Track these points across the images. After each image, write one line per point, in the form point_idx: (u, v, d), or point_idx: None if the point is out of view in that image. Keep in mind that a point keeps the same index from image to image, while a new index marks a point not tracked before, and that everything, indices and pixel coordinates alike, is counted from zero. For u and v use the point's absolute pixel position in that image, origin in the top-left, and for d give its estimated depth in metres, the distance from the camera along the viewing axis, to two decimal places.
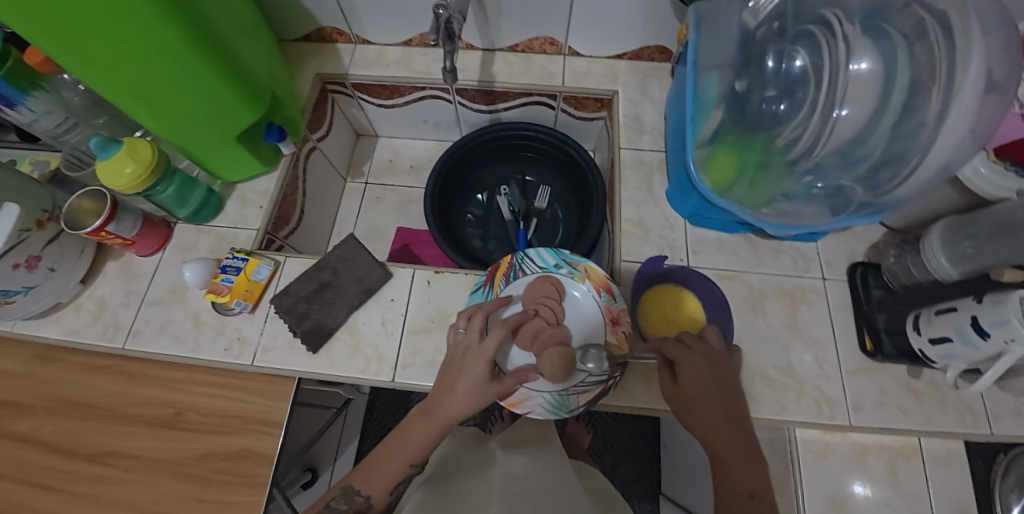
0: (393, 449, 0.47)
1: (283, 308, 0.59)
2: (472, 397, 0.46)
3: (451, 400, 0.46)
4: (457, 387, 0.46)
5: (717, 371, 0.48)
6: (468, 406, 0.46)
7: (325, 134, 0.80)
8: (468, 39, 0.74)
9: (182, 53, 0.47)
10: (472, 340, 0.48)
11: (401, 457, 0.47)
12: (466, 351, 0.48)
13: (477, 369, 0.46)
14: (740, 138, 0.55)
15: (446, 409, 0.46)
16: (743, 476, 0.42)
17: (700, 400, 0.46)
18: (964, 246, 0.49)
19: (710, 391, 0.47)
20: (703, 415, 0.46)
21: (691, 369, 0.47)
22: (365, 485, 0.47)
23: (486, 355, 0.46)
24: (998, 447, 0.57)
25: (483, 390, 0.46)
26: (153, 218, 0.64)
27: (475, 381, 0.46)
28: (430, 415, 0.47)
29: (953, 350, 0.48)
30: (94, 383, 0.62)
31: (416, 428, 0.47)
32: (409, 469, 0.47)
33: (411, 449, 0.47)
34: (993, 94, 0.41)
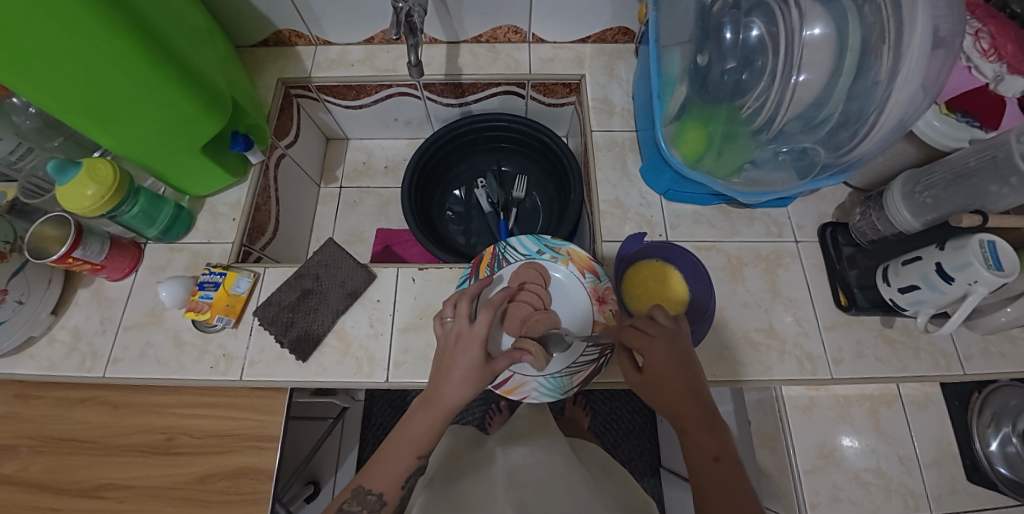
0: (396, 443, 0.44)
1: (267, 319, 0.57)
2: (471, 382, 0.43)
3: (450, 385, 0.43)
4: (453, 374, 0.43)
5: (677, 343, 0.44)
6: (470, 391, 0.43)
7: (294, 140, 0.79)
8: (431, 33, 0.73)
9: (135, 63, 0.45)
10: (462, 326, 0.45)
11: (405, 451, 0.43)
12: (456, 337, 0.45)
13: (471, 354, 0.43)
14: (704, 110, 0.57)
15: (446, 395, 0.43)
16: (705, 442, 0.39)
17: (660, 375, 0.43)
18: (924, 197, 0.50)
19: (668, 364, 0.43)
20: (662, 389, 0.43)
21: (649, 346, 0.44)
22: (374, 483, 0.43)
23: (480, 338, 0.44)
24: (971, 387, 0.61)
25: (483, 373, 0.44)
26: (121, 240, 0.61)
27: (472, 366, 0.43)
28: (429, 403, 0.44)
29: (920, 296, 0.50)
30: (76, 417, 0.60)
31: (416, 419, 0.44)
32: (419, 461, 0.44)
33: (417, 439, 0.43)
34: (941, 49, 0.44)
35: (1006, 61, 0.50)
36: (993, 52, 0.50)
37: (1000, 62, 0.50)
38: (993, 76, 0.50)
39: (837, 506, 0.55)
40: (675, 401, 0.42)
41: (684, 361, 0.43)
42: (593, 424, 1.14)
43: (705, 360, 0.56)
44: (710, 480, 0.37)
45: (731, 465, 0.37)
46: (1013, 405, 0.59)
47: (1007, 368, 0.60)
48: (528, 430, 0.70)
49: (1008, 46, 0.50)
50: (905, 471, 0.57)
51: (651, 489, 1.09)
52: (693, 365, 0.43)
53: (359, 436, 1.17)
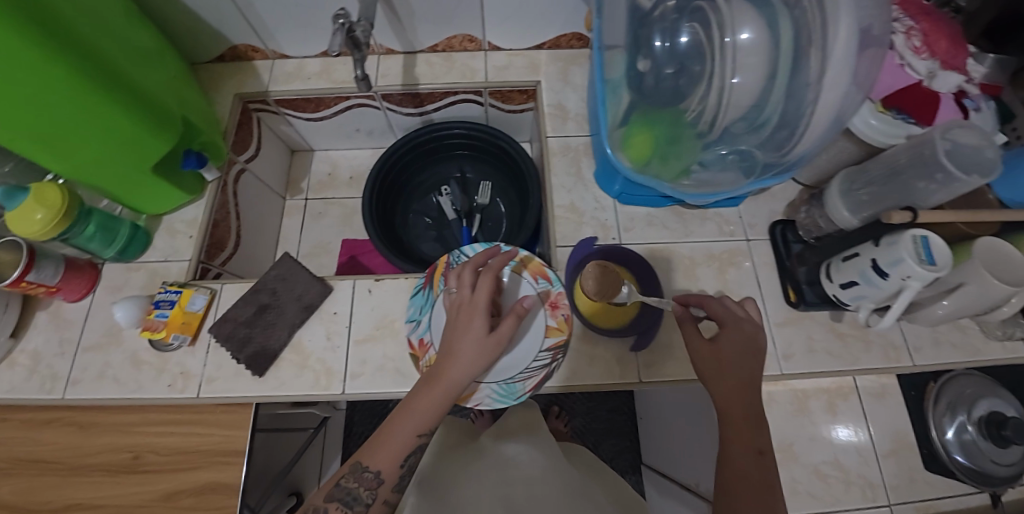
0: (397, 420, 0.43)
1: (222, 336, 0.58)
2: (474, 354, 0.44)
3: (456, 358, 0.44)
4: (457, 347, 0.44)
5: (750, 337, 0.47)
6: (473, 364, 0.44)
7: (254, 154, 0.79)
8: (386, 44, 0.74)
9: (79, 92, 0.46)
10: (465, 295, 0.47)
11: (407, 427, 0.43)
12: (460, 308, 0.47)
13: (474, 323, 0.45)
14: (650, 115, 0.55)
15: (452, 369, 0.43)
16: (752, 433, 0.42)
17: (728, 362, 0.46)
18: (861, 194, 0.51)
19: (740, 359, 0.46)
20: (724, 375, 0.45)
21: (734, 333, 0.47)
22: (373, 460, 0.42)
23: (480, 305, 0.46)
24: (927, 377, 0.63)
25: (485, 344, 0.44)
26: (77, 261, 0.61)
27: (474, 337, 0.44)
28: (434, 379, 0.44)
29: (862, 291, 0.51)
30: (43, 438, 0.59)
31: (420, 395, 0.44)
32: (418, 440, 0.43)
33: (418, 417, 0.43)
34: (871, 48, 0.47)
35: (939, 57, 0.51)
36: (926, 49, 0.51)
37: (933, 59, 0.51)
38: (927, 73, 0.52)
39: (797, 499, 0.56)
40: (734, 391, 0.44)
41: (751, 359, 0.46)
42: (573, 425, 1.15)
43: (659, 361, 0.57)
44: (755, 468, 0.40)
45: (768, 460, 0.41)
46: (967, 393, 0.60)
47: (957, 357, 0.61)
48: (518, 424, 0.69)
49: (940, 42, 0.51)
50: (863, 462, 0.58)
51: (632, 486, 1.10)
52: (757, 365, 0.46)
53: (341, 446, 1.17)
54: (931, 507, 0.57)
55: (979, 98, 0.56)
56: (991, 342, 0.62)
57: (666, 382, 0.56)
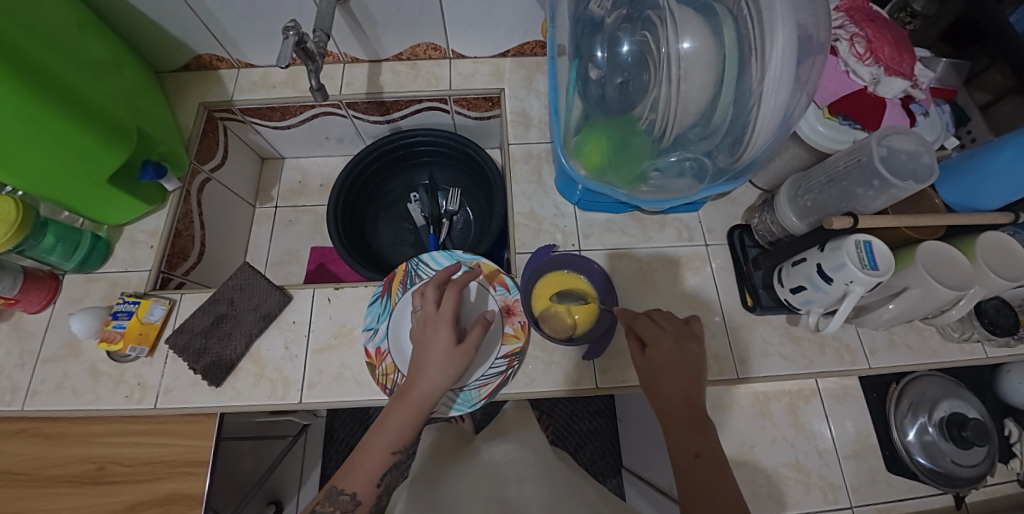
0: (373, 438, 0.44)
1: (179, 347, 0.58)
2: (443, 365, 0.45)
3: (426, 370, 0.45)
4: (427, 360, 0.46)
5: (683, 347, 0.45)
6: (445, 374, 0.45)
7: (220, 163, 0.80)
8: (351, 53, 0.74)
9: (31, 108, 0.46)
10: (431, 310, 0.49)
11: (381, 444, 0.43)
12: (426, 324, 0.49)
13: (441, 336, 0.47)
14: (602, 123, 0.55)
15: (423, 382, 0.45)
16: (691, 437, 0.40)
17: (666, 372, 0.44)
18: (805, 200, 0.53)
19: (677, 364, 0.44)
20: (660, 386, 0.44)
21: (661, 342, 0.46)
22: (348, 482, 0.42)
23: (448, 317, 0.48)
24: (889, 378, 0.63)
25: (454, 353, 0.46)
26: (37, 273, 0.61)
27: (441, 348, 0.46)
28: (405, 395, 0.45)
29: (810, 296, 0.52)
30: (7, 450, 0.59)
31: (392, 413, 0.44)
32: (393, 458, 0.44)
33: (392, 435, 0.43)
34: (813, 55, 0.47)
35: (883, 63, 0.51)
36: (869, 56, 0.52)
37: (877, 65, 0.52)
38: (871, 79, 0.53)
39: (757, 502, 0.56)
40: (671, 399, 0.43)
41: (689, 370, 0.44)
42: (555, 429, 1.14)
43: (614, 366, 0.57)
44: (693, 476, 0.37)
45: (711, 461, 0.38)
46: (929, 394, 0.61)
47: (914, 359, 0.62)
48: (514, 419, 0.70)
49: (884, 48, 0.51)
50: (824, 464, 0.58)
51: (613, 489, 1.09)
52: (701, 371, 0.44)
53: (322, 453, 1.16)
54: (893, 508, 0.57)
55: (927, 102, 0.57)
56: (949, 344, 0.63)
57: (624, 387, 0.56)
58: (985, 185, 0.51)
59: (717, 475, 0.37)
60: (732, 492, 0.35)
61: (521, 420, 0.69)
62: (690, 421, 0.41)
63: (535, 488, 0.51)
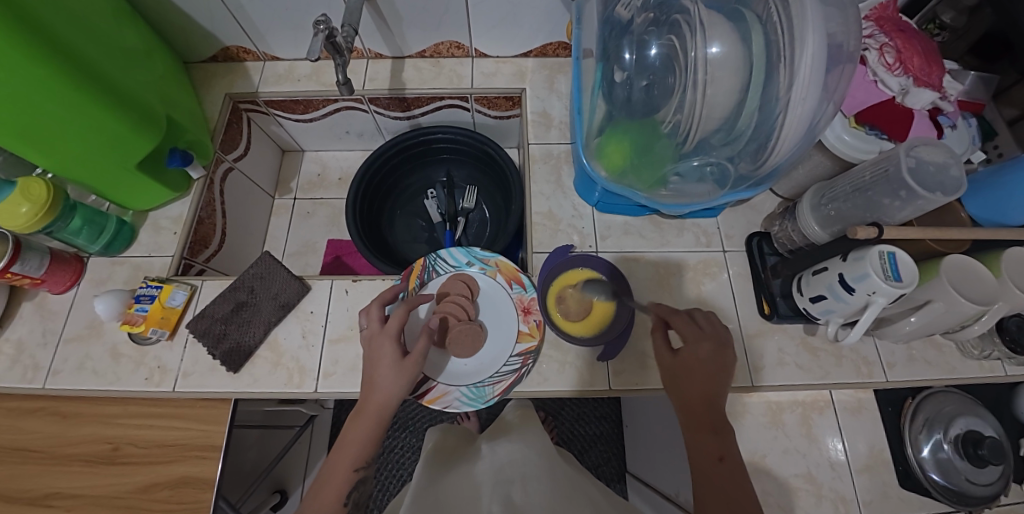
0: (336, 457, 0.45)
1: (199, 331, 0.59)
2: (391, 381, 0.46)
3: (375, 388, 0.46)
4: (374, 378, 0.47)
5: (713, 351, 0.47)
6: (393, 390, 0.46)
7: (242, 154, 0.81)
8: (376, 48, 0.75)
9: (65, 92, 0.48)
10: (375, 328, 0.49)
11: (344, 462, 0.45)
12: (372, 341, 0.49)
13: (386, 351, 0.47)
14: (626, 125, 0.55)
15: (375, 399, 0.46)
16: (712, 442, 0.42)
17: (690, 374, 0.46)
18: (827, 209, 0.53)
19: (701, 375, 0.46)
20: (682, 389, 0.46)
21: (700, 347, 0.47)
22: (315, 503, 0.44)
23: (391, 334, 0.48)
24: (905, 392, 0.62)
25: (402, 367, 0.47)
26: (63, 255, 0.63)
27: (388, 363, 0.47)
28: (360, 413, 0.46)
29: (830, 306, 0.51)
30: (25, 427, 0.60)
31: (350, 432, 0.45)
32: (356, 474, 0.45)
33: (352, 451, 0.45)
34: (842, 62, 0.47)
35: (912, 74, 0.51)
36: (899, 65, 0.52)
37: (906, 76, 0.52)
38: (900, 89, 0.52)
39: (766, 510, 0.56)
40: (695, 403, 0.45)
41: (714, 377, 0.46)
42: (561, 431, 1.14)
43: (629, 369, 0.57)
44: (716, 476, 0.40)
45: (733, 465, 0.41)
46: (946, 411, 0.60)
47: (931, 375, 0.61)
48: (517, 421, 0.70)
49: (914, 59, 0.51)
50: (836, 476, 0.58)
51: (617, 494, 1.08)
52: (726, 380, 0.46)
53: (327, 443, 1.15)
54: None
55: (954, 115, 0.57)
56: (969, 361, 0.62)
57: (637, 390, 0.56)
58: (1015, 200, 0.50)
59: (733, 479, 0.40)
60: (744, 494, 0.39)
61: (524, 419, 0.70)
62: (709, 423, 0.44)
63: (542, 488, 0.51)
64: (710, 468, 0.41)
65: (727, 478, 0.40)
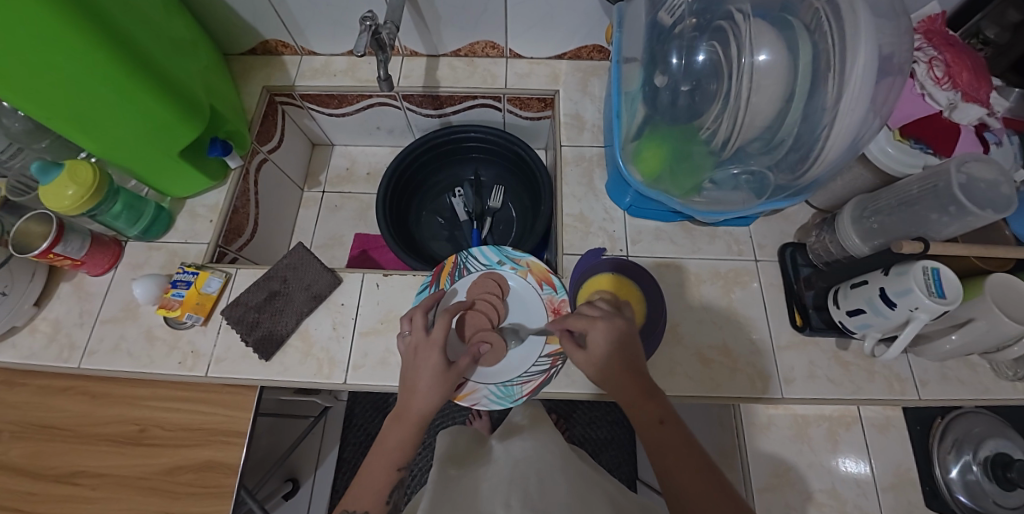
0: (376, 459, 0.46)
1: (233, 319, 0.60)
2: (435, 388, 0.48)
3: (418, 394, 0.47)
4: (416, 384, 0.48)
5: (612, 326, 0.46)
6: (436, 397, 0.47)
7: (276, 146, 0.83)
8: (412, 46, 0.76)
9: (116, 78, 0.49)
10: (419, 337, 0.49)
11: (384, 465, 0.45)
12: (416, 349, 0.49)
13: (431, 360, 0.48)
14: (665, 130, 0.56)
15: (416, 405, 0.47)
16: (647, 408, 0.42)
17: (599, 359, 0.45)
18: (871, 223, 0.53)
19: (613, 351, 0.45)
20: (603, 374, 0.45)
21: (593, 328, 0.46)
22: (356, 504, 0.43)
23: (438, 344, 0.48)
24: (935, 412, 0.61)
25: (445, 377, 0.48)
26: (103, 238, 0.64)
27: (434, 372, 0.48)
28: (399, 417, 0.47)
29: (868, 320, 0.51)
30: (57, 405, 0.61)
31: (390, 435, 0.46)
32: (398, 474, 0.45)
33: (393, 452, 0.46)
34: (892, 75, 0.46)
35: (961, 89, 0.51)
36: (948, 79, 0.51)
37: (955, 90, 0.51)
38: (947, 104, 0.51)
39: None
40: (618, 380, 0.44)
41: (627, 348, 0.45)
42: (573, 434, 1.14)
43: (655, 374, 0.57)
44: (661, 440, 0.41)
45: (674, 425, 0.41)
46: (975, 432, 0.59)
47: (964, 394, 0.60)
48: (528, 421, 0.69)
49: (962, 74, 0.51)
50: (862, 494, 0.57)
51: None
52: (635, 346, 0.46)
53: (340, 435, 1.16)
54: None
55: (1000, 131, 0.56)
56: (1002, 382, 0.61)
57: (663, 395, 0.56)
58: None
59: (679, 438, 0.40)
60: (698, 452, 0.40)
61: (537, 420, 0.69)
62: (638, 390, 0.43)
63: (569, 492, 0.51)
64: (654, 435, 0.41)
65: (671, 439, 0.40)
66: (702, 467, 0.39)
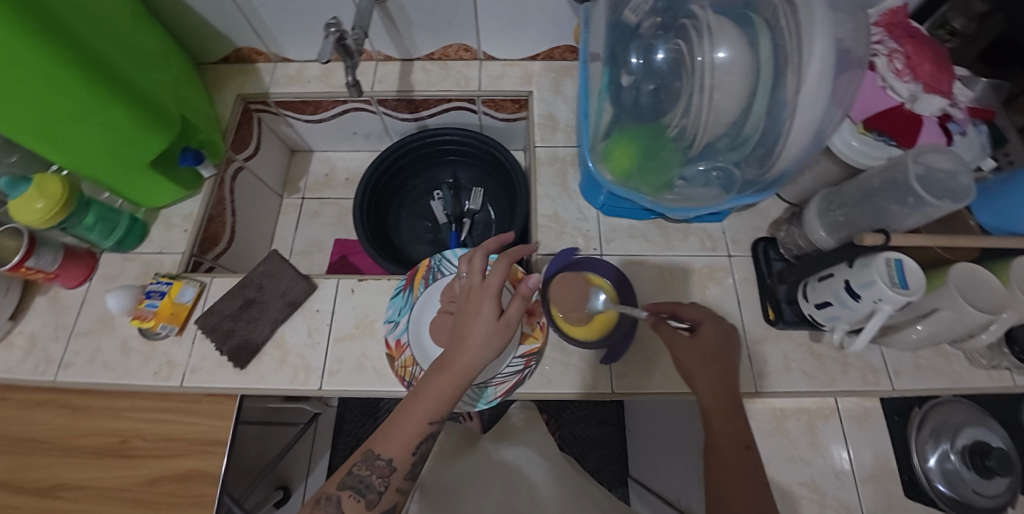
0: (410, 406, 0.42)
1: (207, 328, 0.60)
2: (485, 340, 0.42)
3: (467, 344, 0.42)
4: (467, 333, 0.42)
5: (732, 338, 0.47)
6: (485, 351, 0.42)
7: (252, 153, 0.83)
8: (385, 50, 0.76)
9: (85, 93, 0.49)
10: (474, 280, 0.45)
11: (417, 414, 0.41)
12: (470, 294, 0.45)
13: (484, 308, 0.42)
14: (633, 128, 0.55)
15: (463, 357, 0.41)
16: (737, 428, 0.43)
17: (714, 359, 0.46)
18: (836, 216, 0.53)
19: (718, 355, 0.46)
20: (700, 379, 0.46)
21: (711, 329, 0.47)
22: (385, 448, 0.41)
23: (492, 290, 0.43)
24: (912, 402, 0.62)
25: (496, 328, 0.42)
26: (77, 250, 0.64)
27: (485, 322, 0.42)
28: (444, 367, 0.42)
29: (835, 312, 0.51)
30: (36, 419, 0.61)
31: (431, 383, 0.42)
32: (430, 429, 0.42)
33: (430, 403, 0.41)
34: (852, 68, 0.47)
35: (922, 80, 0.52)
36: (908, 71, 0.52)
37: (916, 82, 0.52)
38: (908, 95, 0.52)
39: None
40: (712, 387, 0.45)
41: (727, 359, 0.46)
42: (562, 434, 1.14)
43: (631, 372, 0.57)
44: (742, 460, 0.41)
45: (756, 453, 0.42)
46: (953, 421, 0.58)
47: (938, 383, 0.60)
48: (522, 425, 0.70)
49: (923, 65, 0.52)
50: (841, 485, 0.57)
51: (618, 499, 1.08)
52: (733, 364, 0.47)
53: (331, 442, 1.17)
54: None
55: (965, 122, 0.56)
56: (977, 371, 0.61)
57: (640, 394, 0.56)
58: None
59: (750, 465, 0.41)
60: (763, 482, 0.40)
61: (529, 425, 0.70)
62: (726, 408, 0.44)
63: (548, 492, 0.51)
64: (739, 453, 0.41)
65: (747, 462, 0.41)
66: (762, 490, 0.39)
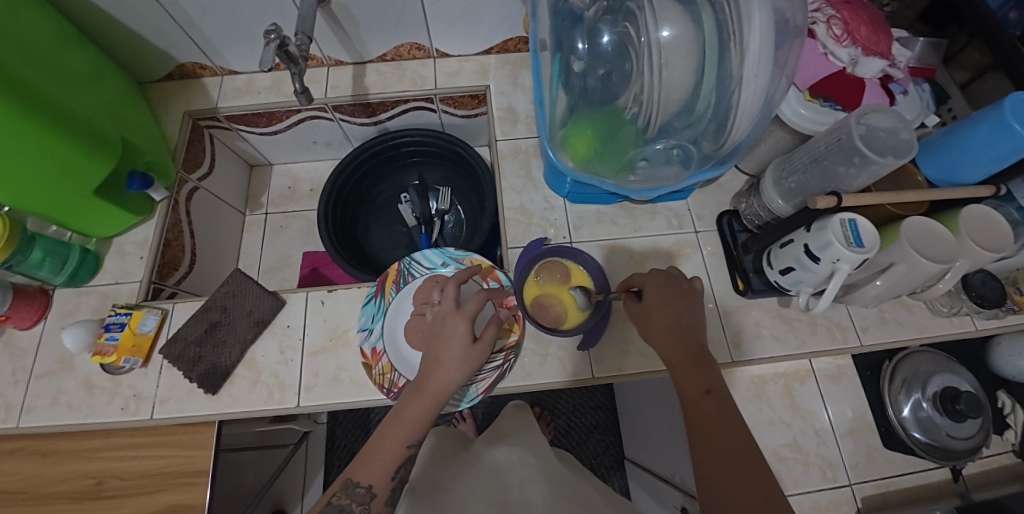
0: (390, 429, 0.43)
1: (173, 357, 0.58)
2: (459, 362, 0.46)
3: (442, 366, 0.46)
4: (443, 356, 0.46)
5: (674, 285, 0.49)
6: (459, 371, 0.46)
7: (206, 172, 0.80)
8: (336, 55, 0.74)
9: (18, 125, 0.46)
10: (449, 307, 0.50)
11: (397, 437, 0.43)
12: (445, 320, 0.49)
13: (459, 330, 0.48)
14: (588, 114, 0.55)
15: (438, 378, 0.45)
16: (696, 376, 0.43)
17: (659, 310, 0.47)
18: (788, 183, 0.55)
19: (668, 302, 0.48)
20: (655, 329, 0.47)
21: (652, 283, 0.49)
22: (364, 474, 0.41)
23: (467, 315, 0.48)
24: (882, 356, 0.64)
25: (470, 351, 0.47)
26: (26, 288, 0.60)
27: (459, 344, 0.47)
28: (420, 389, 0.45)
29: (799, 276, 0.52)
30: (4, 469, 0.57)
31: (407, 406, 0.44)
32: (409, 451, 0.43)
33: (409, 425, 0.43)
34: (792, 36, 0.48)
35: (860, 44, 0.53)
36: (847, 36, 0.53)
37: (855, 46, 0.53)
38: (849, 60, 0.54)
39: None
40: (669, 338, 0.46)
41: (682, 308, 0.47)
42: (557, 425, 1.14)
43: (609, 356, 0.58)
44: (699, 408, 0.41)
45: (719, 396, 0.41)
46: (922, 370, 0.60)
47: (904, 335, 0.63)
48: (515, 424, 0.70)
49: (861, 29, 0.53)
50: (822, 443, 0.59)
51: (617, 482, 1.09)
52: (695, 311, 0.47)
53: (324, 458, 1.13)
54: (892, 484, 0.57)
55: (905, 81, 0.58)
56: (938, 319, 0.63)
57: (621, 375, 0.57)
58: (967, 160, 0.52)
59: (719, 409, 0.40)
60: (739, 425, 0.39)
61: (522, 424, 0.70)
62: (692, 359, 0.44)
63: (539, 490, 0.50)
64: (696, 401, 0.41)
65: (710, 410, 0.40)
66: (735, 435, 0.38)
